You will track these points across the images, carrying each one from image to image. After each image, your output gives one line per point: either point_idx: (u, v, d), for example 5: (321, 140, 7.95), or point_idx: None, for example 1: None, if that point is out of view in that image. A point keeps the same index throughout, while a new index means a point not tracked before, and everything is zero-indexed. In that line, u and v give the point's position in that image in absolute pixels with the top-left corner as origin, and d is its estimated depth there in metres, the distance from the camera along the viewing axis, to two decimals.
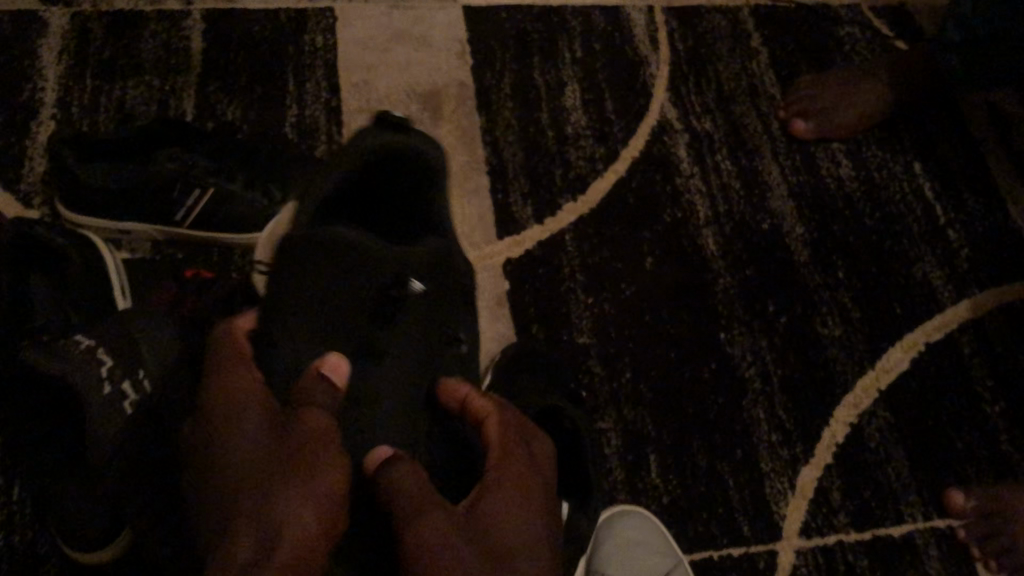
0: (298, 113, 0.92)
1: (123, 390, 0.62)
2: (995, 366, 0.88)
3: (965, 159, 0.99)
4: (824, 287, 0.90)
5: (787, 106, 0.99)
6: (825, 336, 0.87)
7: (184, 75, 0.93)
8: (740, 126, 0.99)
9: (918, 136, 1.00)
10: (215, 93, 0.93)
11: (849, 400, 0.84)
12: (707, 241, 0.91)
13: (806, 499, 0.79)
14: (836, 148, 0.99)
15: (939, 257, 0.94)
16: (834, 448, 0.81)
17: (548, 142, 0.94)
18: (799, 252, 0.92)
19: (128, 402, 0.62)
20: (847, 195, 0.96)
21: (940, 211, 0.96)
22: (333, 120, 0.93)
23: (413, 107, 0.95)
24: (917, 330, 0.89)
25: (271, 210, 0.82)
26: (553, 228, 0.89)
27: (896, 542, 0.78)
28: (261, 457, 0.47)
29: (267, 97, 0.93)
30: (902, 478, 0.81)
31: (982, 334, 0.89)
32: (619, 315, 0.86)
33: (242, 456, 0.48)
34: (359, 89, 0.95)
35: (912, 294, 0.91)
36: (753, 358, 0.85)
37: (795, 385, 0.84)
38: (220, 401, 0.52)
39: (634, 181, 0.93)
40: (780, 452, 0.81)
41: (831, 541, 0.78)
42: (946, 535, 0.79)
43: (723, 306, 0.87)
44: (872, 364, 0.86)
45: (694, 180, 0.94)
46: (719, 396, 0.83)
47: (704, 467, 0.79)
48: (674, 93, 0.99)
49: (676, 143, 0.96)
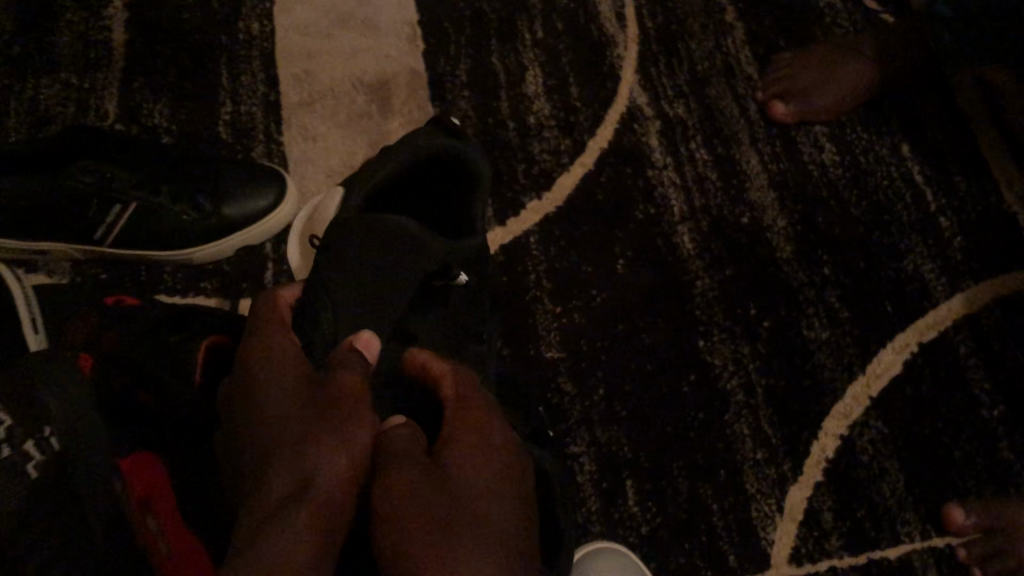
0: (232, 109, 0.84)
1: (25, 452, 0.53)
2: (993, 366, 0.81)
3: (955, 141, 0.93)
4: (809, 286, 0.84)
5: (766, 87, 0.92)
6: (811, 340, 0.81)
7: (104, 70, 0.84)
8: (715, 111, 0.91)
9: (904, 117, 0.94)
10: (139, 90, 0.84)
11: (838, 410, 0.78)
12: (683, 239, 0.84)
13: (796, 523, 0.73)
14: (818, 131, 0.92)
15: (931, 247, 0.87)
16: (824, 464, 0.76)
17: (508, 134, 0.87)
18: (782, 248, 0.85)
19: (32, 466, 0.53)
20: (831, 182, 0.89)
21: (930, 197, 0.89)
22: (272, 117, 0.84)
23: (360, 99, 0.87)
24: (909, 329, 0.82)
25: (201, 223, 0.75)
26: (517, 230, 0.82)
27: (892, 565, 0.73)
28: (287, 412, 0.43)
29: (198, 92, 0.85)
30: (897, 494, 0.75)
31: (979, 330, 0.83)
32: (590, 326, 0.79)
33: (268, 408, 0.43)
34: (300, 81, 0.86)
35: (904, 290, 0.85)
36: (735, 367, 0.79)
37: (780, 396, 0.78)
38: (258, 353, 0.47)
39: (604, 175, 0.86)
40: (767, 470, 0.75)
41: (824, 567, 0.72)
42: (947, 554, 0.73)
43: (702, 311, 0.81)
44: (863, 370, 0.80)
45: (667, 171, 0.87)
46: (700, 410, 0.77)
47: (685, 492, 0.73)
48: (643, 76, 0.91)
49: (647, 131, 0.88)
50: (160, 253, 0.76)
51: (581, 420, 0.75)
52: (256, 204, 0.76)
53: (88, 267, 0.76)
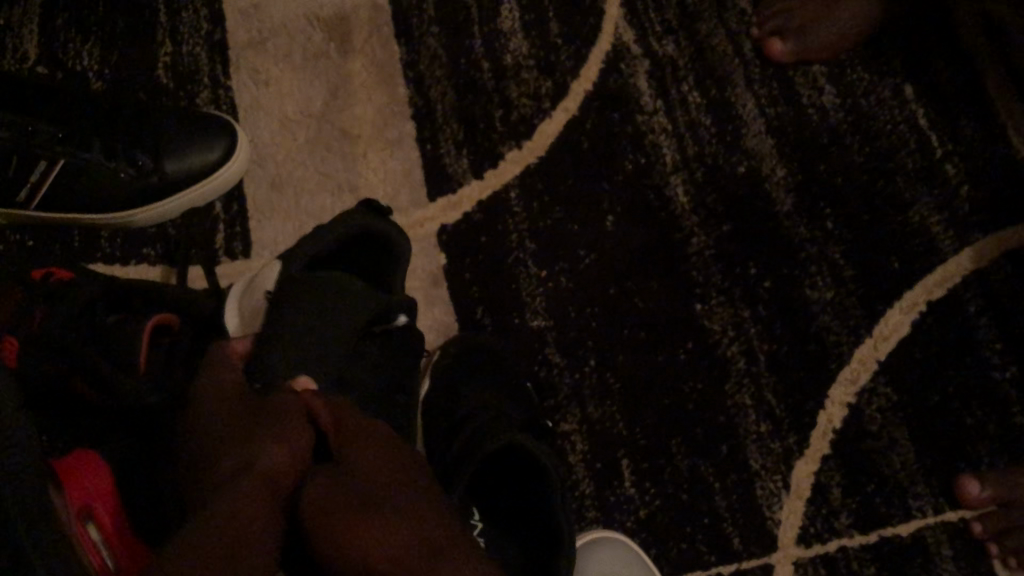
0: (173, 51, 0.74)
1: None
2: (1005, 325, 0.76)
3: (962, 77, 0.83)
4: (812, 242, 0.77)
5: (761, 22, 0.82)
6: (815, 302, 0.75)
7: (23, 7, 0.74)
8: (708, 48, 0.82)
9: (912, 53, 0.84)
10: (66, 29, 0.74)
11: (844, 376, 0.73)
12: (676, 192, 0.77)
13: (803, 501, 0.68)
14: (818, 71, 0.83)
15: (940, 197, 0.80)
16: (831, 436, 0.70)
17: (483, 76, 0.78)
18: (781, 202, 0.78)
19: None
20: (833, 128, 0.81)
21: (935, 142, 0.81)
22: (217, 59, 0.75)
23: (317, 37, 0.77)
24: (916, 287, 0.77)
25: (143, 184, 0.66)
26: (495, 185, 0.74)
27: (903, 543, 0.68)
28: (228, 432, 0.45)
29: (133, 31, 0.75)
30: (908, 467, 0.70)
31: (990, 288, 0.77)
32: (577, 291, 0.73)
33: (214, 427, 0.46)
34: (248, 17, 0.76)
35: (911, 244, 0.78)
36: (734, 333, 0.73)
37: (783, 363, 0.72)
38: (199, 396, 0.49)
39: (589, 122, 0.78)
40: (771, 445, 0.69)
41: (833, 548, 0.67)
42: (960, 529, 0.69)
43: (698, 272, 0.75)
44: (869, 332, 0.75)
45: (658, 116, 0.79)
46: (698, 381, 0.71)
47: (684, 472, 0.68)
48: (630, 7, 0.82)
49: (635, 71, 0.80)
50: (91, 217, 0.67)
51: (571, 394, 0.70)
52: (200, 159, 0.67)
53: (15, 234, 0.68)
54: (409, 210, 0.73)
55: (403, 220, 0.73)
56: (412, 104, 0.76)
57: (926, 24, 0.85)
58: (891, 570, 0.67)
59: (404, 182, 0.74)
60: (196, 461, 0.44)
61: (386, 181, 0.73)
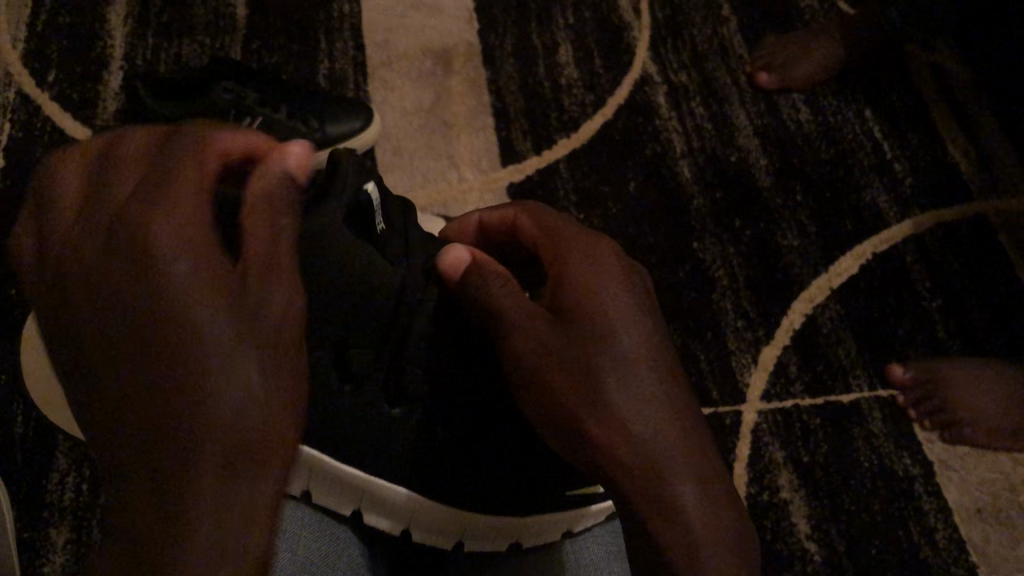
0: (330, 66, 1.06)
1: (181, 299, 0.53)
2: (935, 271, 1.00)
3: (908, 106, 1.12)
4: (784, 207, 1.03)
5: (752, 62, 1.12)
6: (785, 246, 1.00)
7: (230, 36, 1.07)
8: (712, 80, 1.11)
9: (868, 90, 1.13)
10: (256, 49, 1.06)
11: (805, 296, 0.97)
12: (683, 170, 1.04)
13: (767, 373, 0.92)
14: (796, 97, 1.11)
15: (885, 184, 1.06)
16: (792, 332, 0.94)
17: (545, 90, 1.07)
18: (762, 180, 1.05)
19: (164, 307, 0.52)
20: (805, 135, 1.08)
21: (886, 148, 1.08)
22: (360, 72, 1.06)
23: (428, 63, 1.08)
24: (866, 242, 1.02)
25: (310, 136, 0.96)
26: (550, 158, 1.03)
27: (845, 406, 0.91)
28: (620, 313, 0.56)
29: (303, 51, 1.06)
30: (850, 356, 0.94)
31: (922, 245, 1.02)
32: (608, 229, 0.99)
33: (615, 310, 0.56)
34: (381, 48, 1.08)
35: (864, 214, 1.04)
36: (721, 263, 0.98)
37: (757, 282, 0.98)
38: (578, 287, 0.56)
39: (620, 122, 1.06)
40: (745, 335, 0.94)
41: (788, 404, 0.90)
42: (888, 402, 0.91)
43: (696, 222, 1.01)
44: (826, 270, 0.99)
45: (672, 122, 1.07)
46: (693, 291, 0.96)
47: (678, 346, 0.93)
48: (655, 52, 1.12)
49: (656, 92, 1.09)
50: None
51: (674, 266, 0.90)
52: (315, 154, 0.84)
53: None
54: (487, 171, 1.01)
55: (482, 178, 1.01)
56: (492, 107, 1.06)
57: (883, 71, 1.14)
58: (833, 422, 0.89)
59: (484, 154, 1.02)
60: (569, 295, 0.56)
61: (470, 153, 1.02)
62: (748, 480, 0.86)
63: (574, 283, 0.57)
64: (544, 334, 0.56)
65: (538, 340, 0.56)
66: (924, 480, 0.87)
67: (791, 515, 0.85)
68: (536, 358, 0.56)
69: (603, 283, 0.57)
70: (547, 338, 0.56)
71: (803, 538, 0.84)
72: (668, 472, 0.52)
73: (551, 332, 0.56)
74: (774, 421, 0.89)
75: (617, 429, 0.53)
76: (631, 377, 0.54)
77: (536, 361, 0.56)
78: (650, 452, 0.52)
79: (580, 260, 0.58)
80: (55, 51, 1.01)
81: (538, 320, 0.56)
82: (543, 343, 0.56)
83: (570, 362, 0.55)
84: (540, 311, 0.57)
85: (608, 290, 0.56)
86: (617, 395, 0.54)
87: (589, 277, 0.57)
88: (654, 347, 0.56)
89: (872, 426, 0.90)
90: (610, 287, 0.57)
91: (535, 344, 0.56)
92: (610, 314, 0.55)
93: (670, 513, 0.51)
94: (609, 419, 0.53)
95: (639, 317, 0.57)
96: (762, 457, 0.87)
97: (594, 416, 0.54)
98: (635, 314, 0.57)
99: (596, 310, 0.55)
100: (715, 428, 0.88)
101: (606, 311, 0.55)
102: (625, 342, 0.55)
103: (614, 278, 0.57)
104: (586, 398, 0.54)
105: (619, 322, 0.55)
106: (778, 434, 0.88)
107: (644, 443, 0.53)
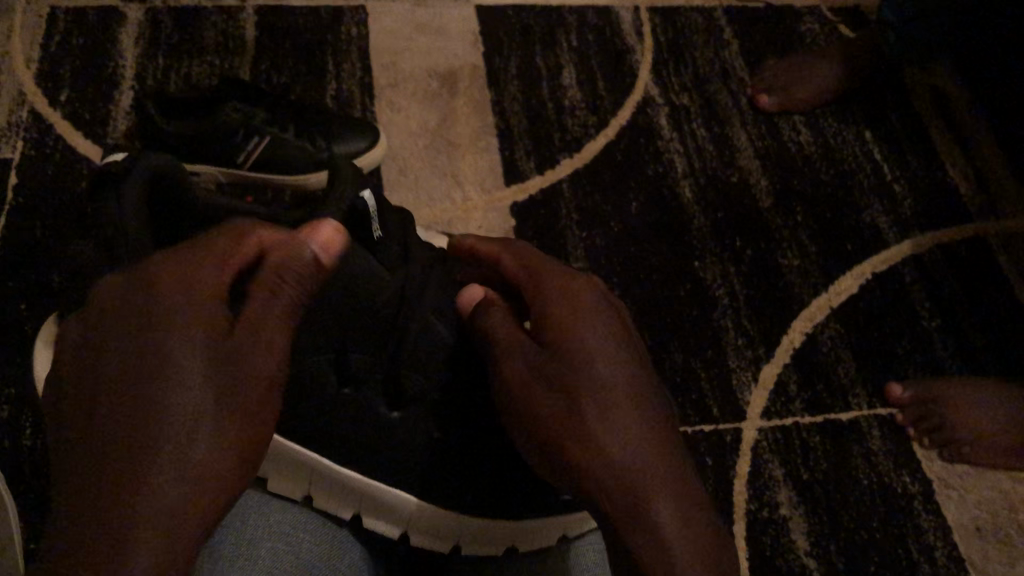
0: (337, 86, 1.08)
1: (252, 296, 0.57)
2: (934, 290, 1.01)
3: (907, 129, 1.13)
4: (784, 227, 1.04)
5: (753, 85, 1.13)
6: (785, 265, 1.01)
7: (240, 57, 1.09)
8: (713, 102, 1.13)
9: (868, 112, 1.14)
10: (265, 70, 1.08)
11: (805, 315, 0.98)
12: (684, 190, 1.05)
13: (767, 390, 0.92)
14: (797, 119, 1.12)
15: (885, 204, 1.07)
16: (792, 350, 0.95)
17: (548, 111, 1.09)
18: (763, 200, 1.06)
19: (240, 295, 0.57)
20: (805, 156, 1.10)
21: (886, 169, 1.10)
22: (367, 93, 1.08)
23: (433, 84, 1.10)
24: (865, 262, 1.03)
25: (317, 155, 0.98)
26: (552, 178, 1.04)
27: (844, 424, 0.91)
28: (596, 347, 0.57)
29: (311, 72, 1.08)
30: (850, 375, 0.95)
31: (922, 265, 1.03)
32: (610, 247, 1.01)
33: (589, 345, 0.57)
34: (388, 69, 1.10)
35: (864, 234, 1.05)
36: (722, 282, 0.99)
37: (758, 301, 0.99)
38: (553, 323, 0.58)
39: (623, 143, 1.08)
40: (746, 352, 0.95)
41: (788, 421, 0.91)
42: (887, 420, 0.92)
43: (697, 241, 1.02)
44: (826, 290, 1.00)
45: (674, 142, 1.08)
46: (695, 309, 0.97)
47: (679, 363, 0.93)
48: (657, 75, 1.13)
49: (658, 114, 1.10)
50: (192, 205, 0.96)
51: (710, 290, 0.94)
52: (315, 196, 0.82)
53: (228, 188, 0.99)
54: (491, 190, 1.03)
55: (486, 197, 1.02)
56: (496, 127, 1.07)
57: (883, 95, 1.16)
58: (833, 440, 0.90)
59: (488, 173, 1.04)
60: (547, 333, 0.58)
61: (475, 172, 1.04)
62: (748, 497, 0.86)
63: (551, 319, 0.58)
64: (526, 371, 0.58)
65: (522, 376, 0.58)
66: (924, 498, 0.88)
67: (791, 531, 0.85)
68: (523, 393, 0.58)
69: (579, 318, 0.58)
70: (530, 375, 0.58)
71: (802, 554, 0.84)
72: (647, 499, 0.52)
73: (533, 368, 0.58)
74: (774, 438, 0.90)
75: (596, 458, 0.54)
76: (608, 407, 0.55)
77: (522, 396, 0.58)
78: (628, 479, 0.53)
79: (557, 296, 0.59)
80: (68, 71, 1.03)
81: (522, 356, 0.59)
82: (526, 379, 0.58)
83: (550, 396, 0.57)
84: (524, 348, 0.59)
85: (584, 325, 0.57)
86: (593, 427, 0.55)
87: (564, 311, 0.58)
88: (634, 381, 0.57)
89: (872, 444, 0.90)
90: (587, 321, 0.58)
91: (519, 380, 0.58)
92: (585, 348, 0.57)
93: (645, 540, 0.51)
94: (588, 449, 0.55)
95: (618, 351, 0.57)
96: (762, 474, 0.88)
97: (574, 447, 0.55)
98: (615, 348, 0.57)
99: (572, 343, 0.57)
100: (716, 445, 0.89)
101: (582, 346, 0.57)
102: (603, 375, 0.56)
103: (593, 312, 0.58)
104: (565, 429, 0.56)
105: (594, 356, 0.56)
106: (778, 451, 0.89)
107: (621, 471, 0.53)
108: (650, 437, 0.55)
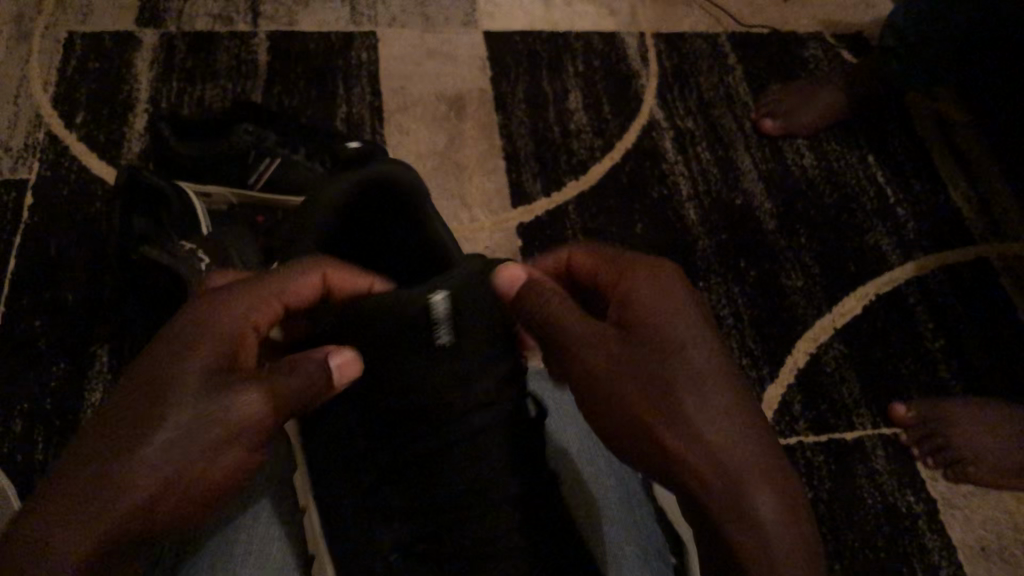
0: (347, 110, 1.10)
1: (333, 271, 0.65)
2: (937, 311, 1.02)
3: (910, 154, 1.14)
4: (788, 248, 1.05)
5: (757, 109, 1.15)
6: (789, 287, 1.02)
7: (252, 82, 1.11)
8: (717, 126, 1.14)
9: (872, 136, 1.16)
10: (276, 94, 1.10)
11: (809, 335, 0.99)
12: (688, 212, 1.07)
13: (772, 410, 0.93)
14: (801, 143, 1.14)
15: (888, 227, 1.08)
16: (796, 370, 0.96)
17: (554, 134, 1.11)
18: (767, 222, 1.07)
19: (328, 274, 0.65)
20: (809, 179, 1.11)
21: (889, 192, 1.11)
22: (376, 116, 1.10)
23: (442, 107, 1.12)
24: (869, 284, 1.03)
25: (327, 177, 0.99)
26: (559, 200, 1.05)
27: (849, 444, 0.92)
28: (691, 327, 0.54)
29: (322, 96, 1.10)
30: (854, 395, 0.95)
31: (925, 287, 1.03)
32: None
33: (684, 325, 0.54)
34: (397, 93, 1.12)
35: (867, 255, 1.06)
36: (727, 302, 1.00)
37: (762, 321, 0.99)
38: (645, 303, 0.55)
39: (628, 165, 1.09)
40: (750, 372, 0.95)
41: (793, 440, 0.91)
42: (891, 440, 0.92)
43: (702, 263, 1.03)
44: (830, 311, 1.01)
45: (679, 165, 1.10)
46: None
47: None
48: (662, 100, 1.15)
49: (663, 138, 1.12)
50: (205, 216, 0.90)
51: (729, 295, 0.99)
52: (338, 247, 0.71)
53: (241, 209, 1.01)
54: (498, 212, 1.04)
55: (494, 218, 1.03)
56: (504, 150, 1.09)
57: (886, 120, 1.17)
58: (837, 459, 0.91)
59: (496, 195, 1.05)
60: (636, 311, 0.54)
61: (482, 194, 1.05)
62: None
63: (638, 298, 0.55)
64: (612, 345, 0.53)
65: (601, 353, 0.53)
66: (928, 517, 0.88)
67: None
68: (603, 368, 0.53)
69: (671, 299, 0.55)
70: (615, 349, 0.53)
71: None
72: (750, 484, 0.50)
73: (618, 343, 0.53)
74: None
75: (695, 437, 0.51)
76: (705, 386, 0.52)
77: (602, 372, 0.53)
78: (732, 463, 0.50)
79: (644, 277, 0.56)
80: (84, 94, 1.05)
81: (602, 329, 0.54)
82: (608, 354, 0.53)
83: (640, 372, 0.52)
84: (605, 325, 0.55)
85: (674, 305, 0.55)
86: (692, 406, 0.51)
87: (659, 295, 0.55)
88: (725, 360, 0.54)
89: (876, 464, 0.91)
90: (675, 303, 0.55)
91: (600, 354, 0.53)
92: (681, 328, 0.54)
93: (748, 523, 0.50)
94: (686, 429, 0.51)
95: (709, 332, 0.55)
96: None
97: (668, 426, 0.51)
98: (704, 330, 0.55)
99: (665, 324, 0.54)
100: None
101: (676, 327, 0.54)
102: (700, 355, 0.53)
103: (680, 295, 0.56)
104: (661, 407, 0.51)
105: (689, 336, 0.54)
106: None
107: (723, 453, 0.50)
108: (749, 418, 0.52)
